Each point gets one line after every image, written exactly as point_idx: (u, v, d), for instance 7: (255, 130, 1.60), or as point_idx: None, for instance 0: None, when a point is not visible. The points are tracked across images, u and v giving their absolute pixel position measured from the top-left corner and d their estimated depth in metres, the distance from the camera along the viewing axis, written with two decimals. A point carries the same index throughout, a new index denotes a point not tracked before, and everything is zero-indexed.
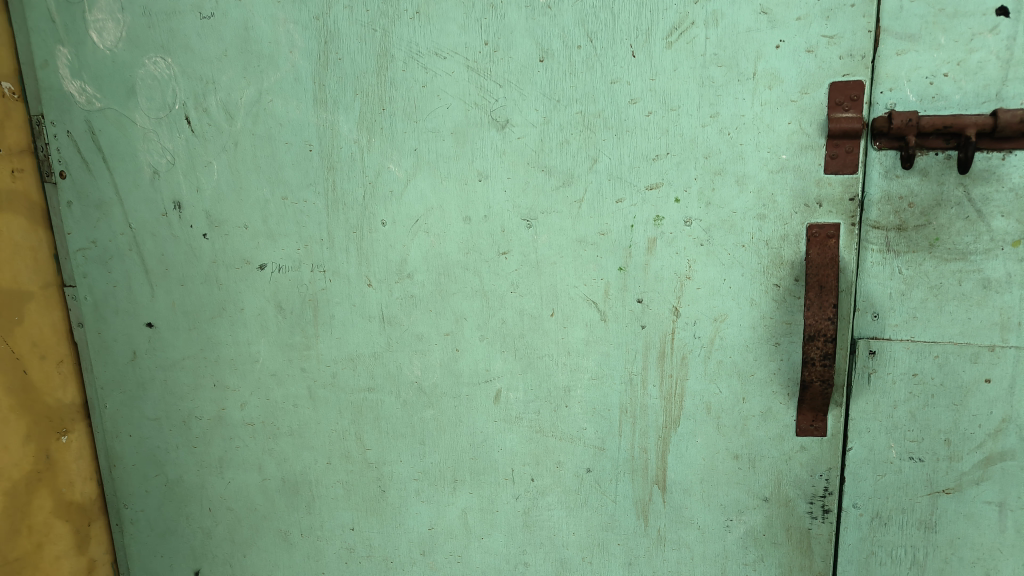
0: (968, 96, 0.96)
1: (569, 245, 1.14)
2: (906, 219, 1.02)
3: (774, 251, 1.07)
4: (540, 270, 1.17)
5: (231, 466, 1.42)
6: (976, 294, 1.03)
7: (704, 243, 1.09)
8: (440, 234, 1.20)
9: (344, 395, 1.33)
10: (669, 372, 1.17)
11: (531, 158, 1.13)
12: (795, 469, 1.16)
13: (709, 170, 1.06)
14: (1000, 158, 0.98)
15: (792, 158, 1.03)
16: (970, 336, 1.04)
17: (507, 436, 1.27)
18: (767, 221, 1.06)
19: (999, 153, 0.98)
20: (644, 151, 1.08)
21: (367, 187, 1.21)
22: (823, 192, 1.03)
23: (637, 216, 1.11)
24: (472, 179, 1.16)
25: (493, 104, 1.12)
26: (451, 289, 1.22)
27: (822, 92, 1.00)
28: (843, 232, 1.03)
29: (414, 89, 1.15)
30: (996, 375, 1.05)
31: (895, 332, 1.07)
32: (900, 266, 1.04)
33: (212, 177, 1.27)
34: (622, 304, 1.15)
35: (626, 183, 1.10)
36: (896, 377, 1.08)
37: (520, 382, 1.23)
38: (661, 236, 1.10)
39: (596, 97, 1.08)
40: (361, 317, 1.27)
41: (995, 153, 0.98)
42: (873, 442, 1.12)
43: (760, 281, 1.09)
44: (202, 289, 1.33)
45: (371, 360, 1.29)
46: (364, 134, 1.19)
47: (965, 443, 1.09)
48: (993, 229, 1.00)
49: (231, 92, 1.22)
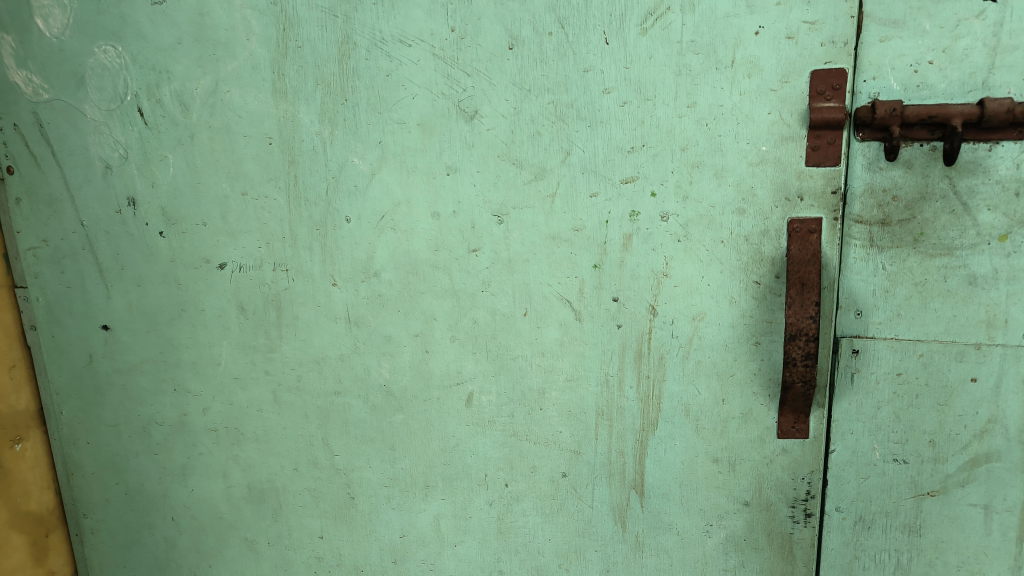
0: (954, 84, 0.92)
1: (540, 242, 1.10)
2: (889, 213, 0.98)
3: (754, 247, 1.03)
4: (512, 267, 1.12)
5: (195, 473, 1.36)
6: (962, 290, 0.99)
7: (681, 239, 1.04)
8: (407, 231, 1.14)
9: (310, 399, 1.27)
10: (646, 373, 1.12)
11: (502, 150, 1.08)
12: (776, 472, 1.12)
13: (686, 163, 1.02)
14: (987, 149, 0.94)
15: (772, 149, 0.99)
16: (955, 334, 1.01)
17: (480, 440, 1.22)
18: (746, 216, 1.01)
19: (987, 144, 0.94)
20: (618, 143, 1.03)
21: (330, 182, 1.15)
22: (804, 185, 0.99)
23: (612, 210, 1.06)
24: (440, 173, 1.11)
25: (461, 94, 1.07)
26: (420, 288, 1.16)
27: (803, 81, 0.96)
28: (825, 227, 0.99)
29: (378, 79, 1.09)
30: (981, 374, 1.02)
31: (879, 331, 1.03)
32: (884, 262, 1.00)
33: (168, 172, 1.21)
34: (597, 303, 1.10)
35: (600, 177, 1.05)
36: (879, 377, 1.05)
37: (493, 385, 1.19)
38: (637, 232, 1.06)
39: (569, 86, 1.03)
40: (327, 317, 1.22)
41: (982, 144, 0.94)
42: (856, 444, 1.09)
43: (740, 278, 1.04)
44: (161, 290, 1.27)
45: (338, 362, 1.24)
46: (327, 126, 1.13)
47: (949, 445, 1.06)
48: (979, 223, 0.96)
49: (187, 81, 1.16)
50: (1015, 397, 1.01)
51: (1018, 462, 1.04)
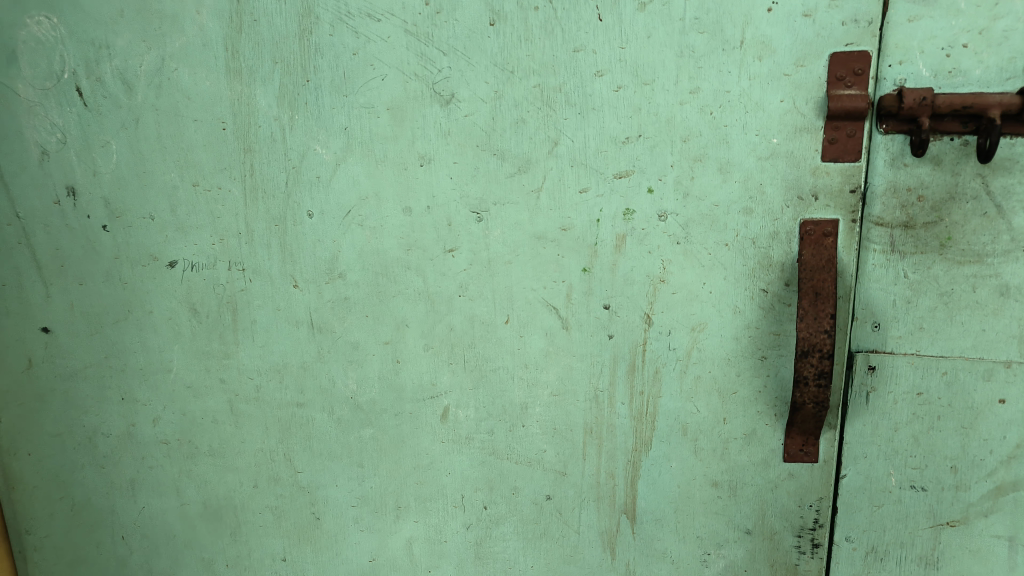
0: (991, 70, 0.82)
1: (523, 242, 0.99)
2: (914, 214, 0.88)
3: (761, 251, 0.92)
4: (492, 270, 1.01)
5: (146, 489, 1.23)
6: (992, 302, 0.89)
7: (680, 241, 0.94)
8: (376, 227, 1.03)
9: (271, 411, 1.16)
10: (639, 388, 1.02)
11: (481, 139, 0.96)
12: (781, 499, 1.02)
13: (687, 156, 0.91)
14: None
15: (784, 142, 0.88)
16: (983, 351, 0.91)
17: (457, 458, 1.11)
18: (754, 216, 0.91)
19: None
20: (611, 132, 0.92)
21: (291, 172, 1.04)
22: (819, 183, 0.88)
23: (603, 208, 0.95)
24: (413, 164, 0.99)
25: (437, 76, 0.95)
26: (391, 291, 1.05)
27: (821, 65, 0.85)
28: (842, 230, 0.89)
29: (343, 58, 0.98)
30: (1011, 395, 0.92)
31: (898, 345, 0.93)
32: (906, 269, 0.90)
33: (111, 159, 1.08)
34: (586, 311, 0.99)
35: (591, 170, 0.94)
36: (897, 397, 0.95)
37: (470, 398, 1.08)
38: (632, 232, 0.95)
39: (557, 67, 0.92)
40: (288, 322, 1.10)
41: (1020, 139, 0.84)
42: (869, 469, 0.99)
43: (745, 285, 0.93)
44: (105, 289, 1.15)
45: (300, 372, 1.13)
46: (286, 110, 1.01)
47: (973, 471, 0.96)
48: (1014, 227, 0.86)
49: (130, 58, 1.04)
50: None
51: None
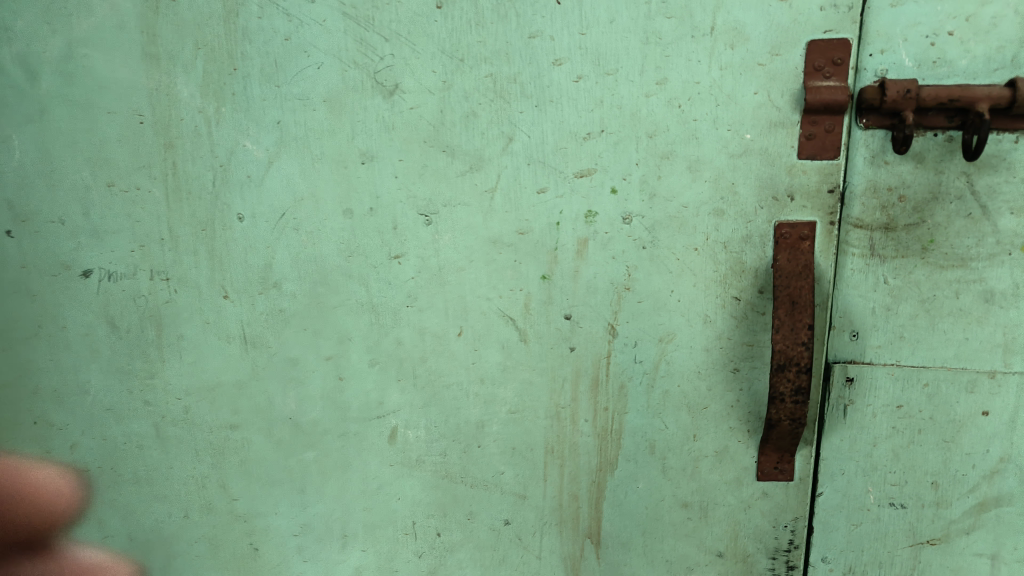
0: (977, 61, 0.76)
1: (477, 248, 0.90)
2: (895, 216, 0.81)
3: (733, 256, 0.85)
4: (443, 278, 0.92)
5: (64, 522, 1.10)
6: (977, 309, 0.84)
7: (647, 246, 0.86)
8: (314, 232, 0.93)
9: (201, 434, 1.05)
10: (604, 404, 0.94)
11: (428, 134, 0.87)
12: (754, 519, 0.95)
13: (654, 153, 0.83)
14: (1013, 141, 0.78)
15: (758, 138, 0.81)
16: (967, 360, 0.86)
17: (407, 482, 1.02)
18: (725, 218, 0.84)
19: (1012, 135, 0.78)
20: (571, 127, 0.84)
21: (218, 171, 0.93)
22: (795, 182, 0.81)
23: (564, 209, 0.87)
24: (354, 162, 0.90)
25: (379, 65, 0.86)
26: (333, 301, 0.95)
27: (798, 54, 0.78)
28: (819, 232, 0.82)
29: (274, 43, 0.88)
30: (994, 407, 0.87)
31: (877, 356, 0.87)
32: (886, 274, 0.83)
33: (14, 156, 0.96)
34: (546, 322, 0.92)
35: (549, 168, 0.86)
36: (876, 411, 0.89)
37: (421, 417, 0.99)
38: (594, 236, 0.87)
39: (511, 55, 0.83)
40: (218, 336, 1.00)
41: (1007, 135, 0.78)
42: (847, 486, 0.92)
43: (716, 293, 0.86)
44: (12, 301, 1.02)
45: (233, 391, 1.02)
46: (211, 101, 0.91)
47: (954, 487, 0.91)
48: (1000, 229, 0.81)
49: (33, 43, 0.92)
50: None
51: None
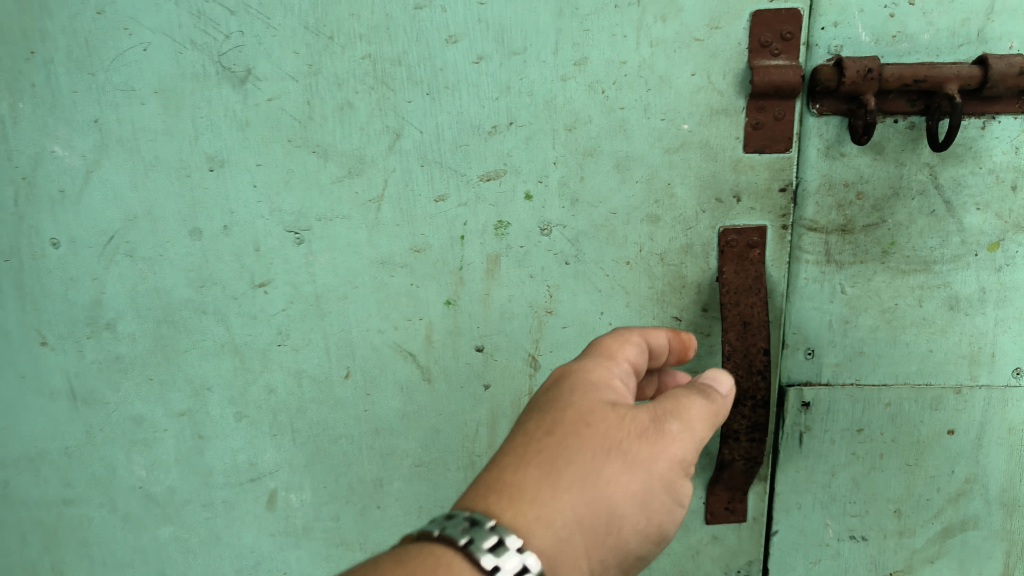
0: (941, 34, 0.65)
1: (362, 271, 0.73)
2: (852, 215, 0.70)
3: (672, 269, 0.71)
4: (321, 309, 0.75)
5: None
6: (940, 317, 0.73)
7: (571, 261, 0.72)
8: (155, 259, 0.74)
9: (23, 516, 0.85)
10: None
11: (293, 131, 0.69)
12: (703, 566, 0.83)
13: (573, 149, 0.68)
14: (981, 126, 0.67)
15: (697, 129, 0.67)
16: (931, 375, 0.75)
17: (292, 555, 0.85)
18: (661, 225, 0.70)
19: (979, 120, 0.67)
20: (472, 119, 0.68)
21: (21, 184, 0.72)
22: (741, 180, 0.69)
23: (468, 220, 0.71)
24: (199, 170, 0.71)
25: (224, 45, 0.67)
26: (185, 345, 0.77)
27: (741, 28, 0.65)
28: (770, 239, 0.70)
29: (82, 17, 0.67)
30: (960, 425, 0.77)
31: (835, 375, 0.76)
32: (843, 282, 0.72)
33: None
34: (453, 356, 0.76)
35: (448, 170, 0.69)
36: (835, 437, 0.78)
37: (304, 478, 0.82)
38: (507, 252, 0.72)
39: (393, 30, 0.66)
40: (38, 394, 0.80)
41: (974, 119, 0.67)
42: (804, 521, 0.81)
43: (653, 313, 0.73)
44: None
45: (64, 460, 0.82)
46: (3, 94, 0.70)
47: (917, 514, 0.81)
48: (965, 227, 0.71)
49: None
50: (998, 450, 0.78)
51: (997, 529, 0.81)
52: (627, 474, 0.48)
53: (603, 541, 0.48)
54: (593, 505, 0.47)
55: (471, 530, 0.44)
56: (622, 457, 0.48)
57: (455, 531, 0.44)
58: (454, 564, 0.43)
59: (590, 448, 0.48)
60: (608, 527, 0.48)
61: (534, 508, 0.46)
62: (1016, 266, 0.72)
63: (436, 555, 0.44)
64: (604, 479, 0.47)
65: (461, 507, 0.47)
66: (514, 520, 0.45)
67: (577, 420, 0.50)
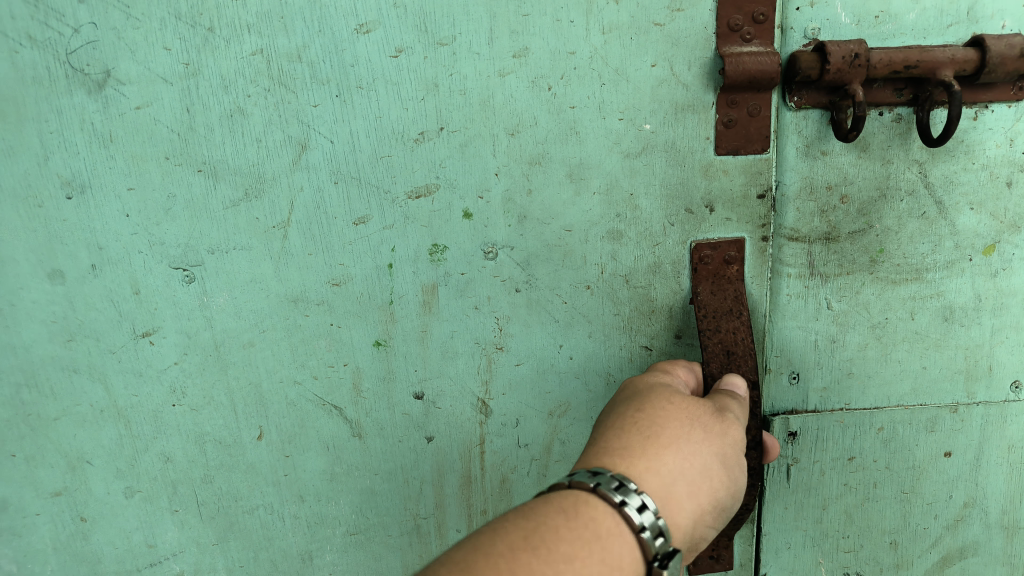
0: (928, 13, 0.57)
1: (271, 314, 0.61)
2: (837, 222, 0.61)
3: (639, 292, 0.61)
4: (223, 359, 0.62)
5: None
6: (934, 329, 0.65)
7: (522, 288, 0.61)
8: (6, 309, 0.60)
9: None
10: (480, 507, 0.68)
11: (173, 147, 0.56)
12: None
13: (517, 157, 0.58)
14: (974, 116, 0.59)
15: (660, 129, 0.58)
16: (925, 395, 0.67)
17: None
18: (625, 242, 0.60)
19: (972, 109, 0.59)
20: (394, 125, 0.56)
21: None
22: (712, 187, 0.59)
23: (396, 246, 0.59)
24: (56, 196, 0.57)
25: (74, 41, 0.53)
26: (57, 410, 0.63)
27: (708, 9, 0.55)
28: (750, 253, 0.61)
29: None
30: (958, 446, 0.68)
31: (822, 401, 0.67)
32: (829, 297, 0.63)
33: None
34: (387, 408, 0.64)
35: (368, 187, 0.58)
36: (825, 468, 0.68)
37: (216, 558, 0.69)
38: (445, 280, 0.60)
39: (289, 18, 0.53)
40: None
41: (966, 109, 0.59)
42: (794, 562, 0.72)
43: (620, 343, 0.62)
44: None
45: None
46: None
47: (913, 544, 0.71)
48: (958, 229, 0.62)
49: None
50: (999, 471, 0.69)
51: (999, 554, 0.72)
52: (712, 434, 0.47)
53: (699, 493, 0.45)
54: (696, 461, 0.45)
55: (596, 476, 0.43)
56: (701, 425, 0.47)
57: (582, 477, 0.43)
58: (582, 504, 0.41)
59: (679, 414, 0.47)
60: (710, 477, 0.45)
61: (642, 458, 0.44)
62: (1012, 269, 0.63)
63: (562, 497, 0.42)
64: (691, 441, 0.46)
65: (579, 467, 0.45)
66: (625, 467, 0.44)
67: (661, 399, 0.49)
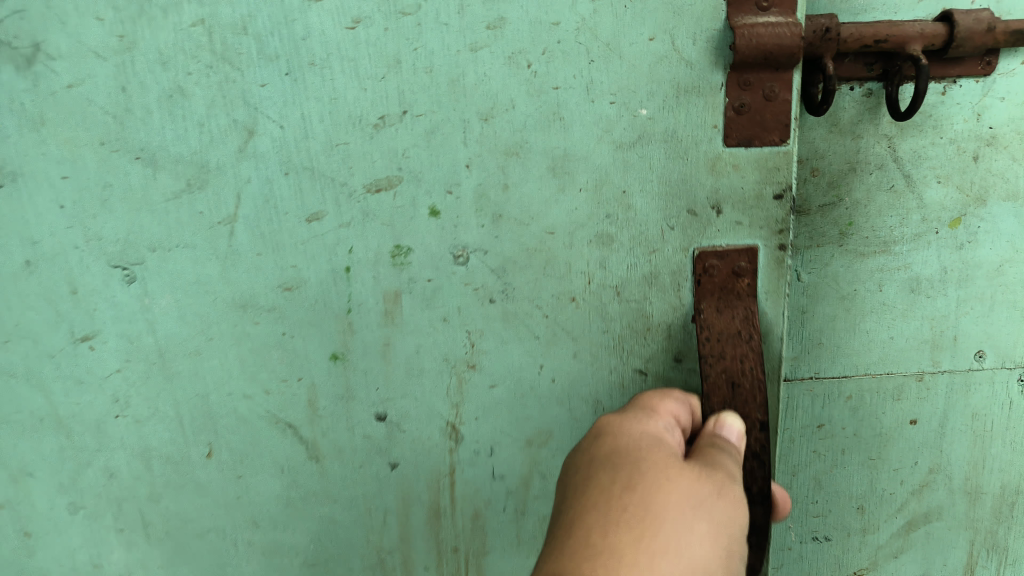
0: None
1: (217, 323, 0.55)
2: (808, 193, 0.61)
3: (633, 307, 0.53)
4: (168, 369, 0.56)
5: None
6: (901, 300, 0.63)
7: (497, 297, 0.53)
8: None
9: None
10: (451, 543, 0.60)
11: (108, 131, 0.50)
12: None
13: (491, 146, 0.50)
14: (942, 92, 0.58)
15: (659, 115, 0.49)
16: (893, 363, 0.65)
17: None
18: (616, 248, 0.51)
19: (942, 83, 0.58)
20: (351, 108, 0.49)
21: None
22: (720, 185, 0.50)
23: (355, 246, 0.52)
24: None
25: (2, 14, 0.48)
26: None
27: None
28: (764, 264, 0.51)
29: None
30: (924, 414, 0.66)
31: (793, 369, 0.66)
32: (800, 267, 0.63)
33: None
34: (346, 430, 0.57)
35: (321, 178, 0.51)
36: (793, 436, 0.68)
37: None
38: (409, 286, 0.53)
39: None
40: None
41: (933, 84, 0.58)
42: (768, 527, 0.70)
43: (610, 366, 0.54)
44: None
45: None
46: None
47: (877, 507, 0.70)
48: (925, 202, 0.61)
49: None
50: (964, 439, 0.67)
51: (964, 519, 0.69)
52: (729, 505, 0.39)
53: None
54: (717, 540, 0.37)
55: None
56: (719, 494, 0.39)
57: None
58: None
59: (692, 478, 0.39)
60: (730, 557, 0.37)
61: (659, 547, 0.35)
62: (979, 241, 0.62)
63: None
64: (712, 517, 0.37)
65: (570, 551, 0.35)
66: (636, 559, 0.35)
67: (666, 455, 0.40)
